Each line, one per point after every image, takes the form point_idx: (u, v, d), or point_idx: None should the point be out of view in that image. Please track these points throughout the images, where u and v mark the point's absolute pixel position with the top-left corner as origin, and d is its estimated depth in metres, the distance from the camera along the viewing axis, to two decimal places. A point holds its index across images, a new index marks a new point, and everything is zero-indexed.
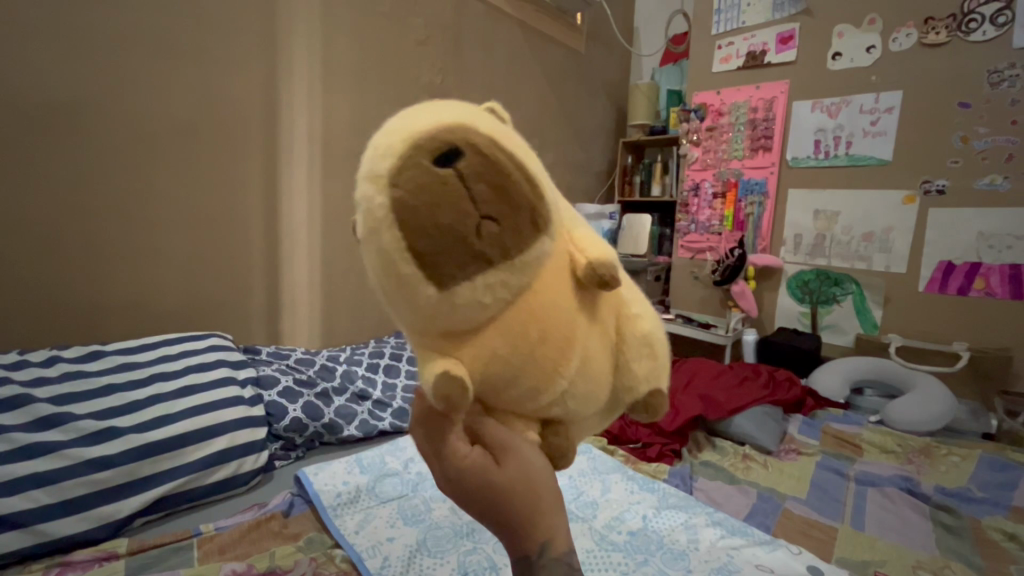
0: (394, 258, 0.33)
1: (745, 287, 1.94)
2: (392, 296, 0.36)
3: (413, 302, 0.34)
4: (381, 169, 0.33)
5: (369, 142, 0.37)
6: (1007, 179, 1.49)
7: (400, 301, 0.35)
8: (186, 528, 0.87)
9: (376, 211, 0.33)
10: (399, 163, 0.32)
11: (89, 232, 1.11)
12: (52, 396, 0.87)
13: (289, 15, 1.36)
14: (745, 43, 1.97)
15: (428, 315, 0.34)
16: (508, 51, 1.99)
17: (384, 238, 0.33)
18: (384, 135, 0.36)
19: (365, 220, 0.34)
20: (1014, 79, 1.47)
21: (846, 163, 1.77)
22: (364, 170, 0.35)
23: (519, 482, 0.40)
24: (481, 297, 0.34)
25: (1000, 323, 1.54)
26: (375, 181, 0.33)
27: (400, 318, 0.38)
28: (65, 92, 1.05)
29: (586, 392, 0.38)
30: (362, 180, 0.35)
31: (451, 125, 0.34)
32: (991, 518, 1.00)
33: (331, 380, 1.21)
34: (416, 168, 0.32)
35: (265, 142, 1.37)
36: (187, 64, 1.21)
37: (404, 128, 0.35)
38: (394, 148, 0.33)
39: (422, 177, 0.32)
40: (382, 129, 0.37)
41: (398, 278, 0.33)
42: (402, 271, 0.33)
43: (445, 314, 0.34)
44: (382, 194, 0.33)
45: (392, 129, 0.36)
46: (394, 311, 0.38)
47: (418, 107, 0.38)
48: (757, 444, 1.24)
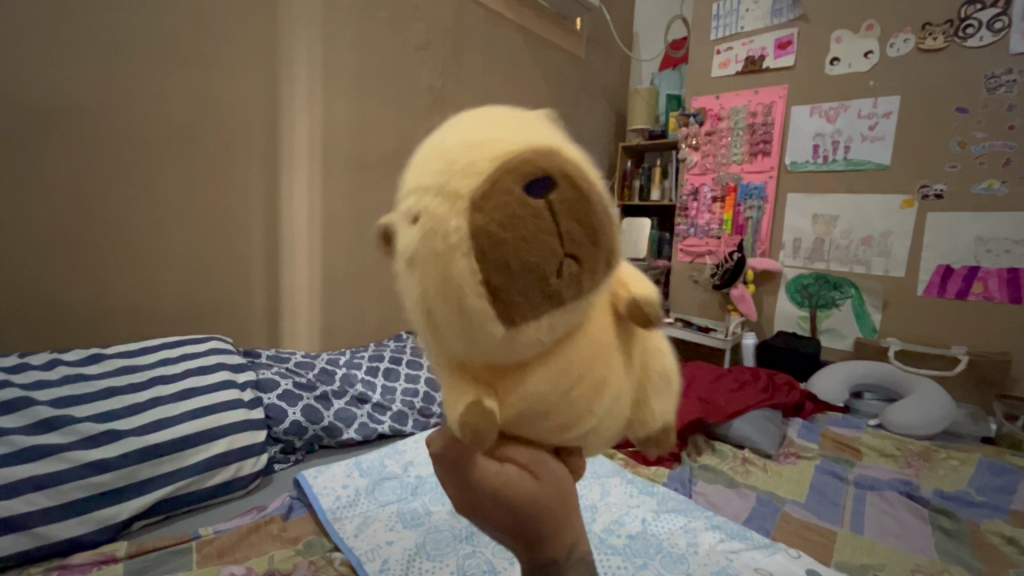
0: (463, 284, 0.32)
1: (745, 291, 1.93)
2: (436, 318, 0.35)
3: (465, 332, 0.34)
4: (464, 189, 0.33)
5: (440, 150, 0.36)
6: (1005, 184, 1.50)
7: (448, 328, 0.35)
8: (184, 531, 0.87)
9: (450, 234, 0.33)
10: (489, 185, 0.32)
11: (89, 234, 1.11)
12: (52, 399, 0.87)
13: (290, 19, 1.37)
14: (744, 48, 1.98)
15: (476, 343, 0.34)
16: (507, 56, 2.00)
17: (455, 263, 0.32)
18: (462, 149, 0.35)
19: (429, 241, 0.34)
20: (1010, 84, 1.48)
21: (845, 168, 1.77)
22: (437, 184, 0.35)
23: (555, 495, 0.40)
24: (541, 335, 0.34)
25: (999, 327, 1.54)
26: (453, 200, 0.33)
27: (438, 340, 0.37)
28: (65, 94, 1.05)
29: (614, 429, 0.40)
30: (435, 195, 0.34)
31: (543, 151, 0.34)
32: (990, 521, 1.00)
33: (330, 383, 1.21)
34: (508, 194, 0.32)
35: (266, 146, 1.37)
36: (187, 68, 1.21)
37: (492, 146, 0.35)
38: (481, 169, 0.33)
39: (513, 208, 0.32)
40: (455, 142, 0.36)
41: (460, 305, 0.33)
42: (468, 299, 0.32)
43: (498, 348, 0.34)
44: (462, 215, 0.33)
45: (470, 140, 0.36)
46: (432, 333, 0.37)
47: (497, 120, 0.37)
48: (756, 448, 1.24)
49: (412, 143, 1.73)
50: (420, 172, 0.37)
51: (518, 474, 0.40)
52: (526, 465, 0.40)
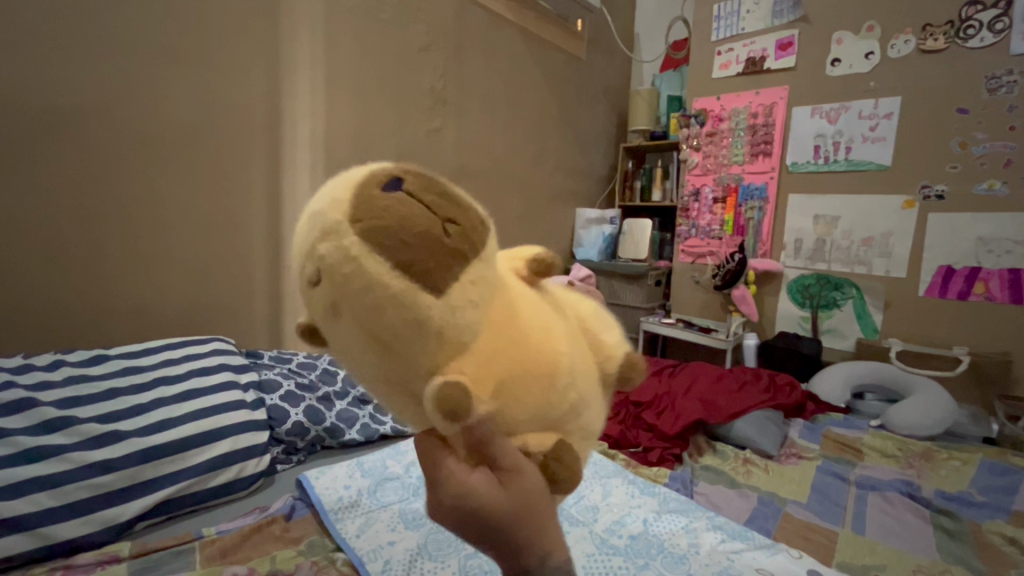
0: (387, 280, 0.32)
1: (746, 292, 1.94)
2: (382, 341, 0.34)
3: (408, 330, 0.33)
4: (340, 216, 0.33)
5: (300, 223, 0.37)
6: (1007, 185, 1.50)
7: (386, 345, 0.34)
8: (187, 532, 0.87)
9: (348, 250, 0.32)
10: (358, 201, 0.33)
11: (92, 236, 1.12)
12: (56, 400, 0.88)
13: (292, 21, 1.38)
14: (744, 49, 1.98)
15: (418, 338, 0.33)
16: (509, 58, 2.01)
17: (369, 267, 0.32)
18: (318, 203, 0.36)
19: (335, 278, 0.33)
20: (1011, 85, 1.48)
21: (846, 169, 1.78)
22: (315, 231, 0.34)
23: (524, 507, 0.38)
24: (469, 295, 0.34)
25: (1001, 328, 1.53)
26: (332, 232, 0.33)
27: (382, 371, 0.35)
28: (67, 97, 1.06)
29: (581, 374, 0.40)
30: (321, 239, 0.34)
31: (377, 169, 0.37)
32: (992, 522, 0.99)
33: (332, 384, 1.22)
34: (370, 199, 0.33)
35: (268, 148, 1.38)
36: (189, 70, 1.22)
37: (339, 188, 0.36)
38: (342, 199, 0.34)
39: (382, 205, 0.33)
40: (312, 204, 0.37)
41: (393, 303, 0.32)
42: (395, 288, 0.32)
43: (438, 329, 0.33)
44: (349, 232, 0.33)
45: (316, 203, 0.37)
46: (372, 366, 0.35)
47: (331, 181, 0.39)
48: (758, 448, 1.24)
49: (415, 144, 1.73)
50: (298, 247, 0.37)
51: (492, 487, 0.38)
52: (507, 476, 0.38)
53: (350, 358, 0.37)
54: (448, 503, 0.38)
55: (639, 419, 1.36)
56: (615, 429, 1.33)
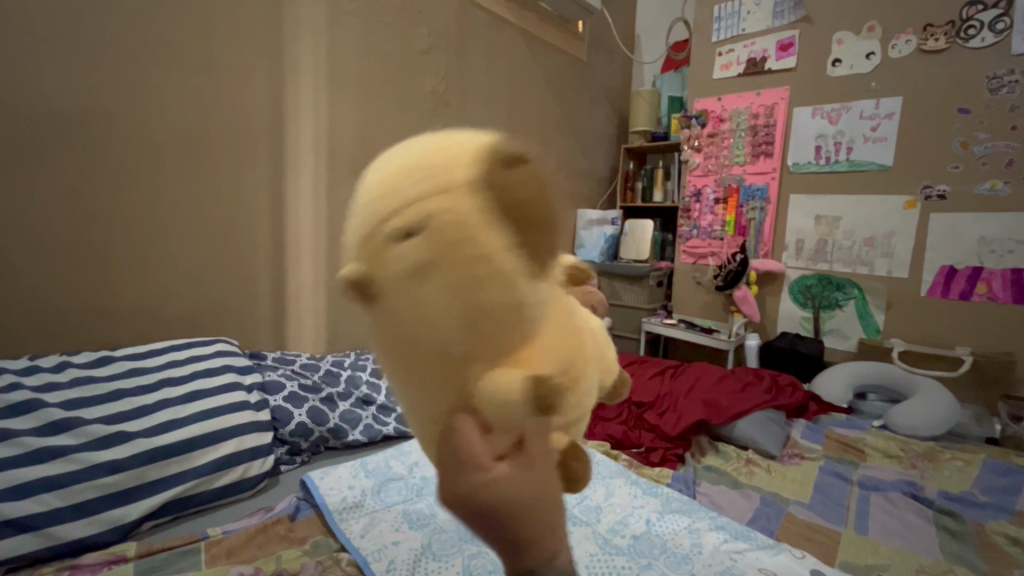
0: (500, 254, 0.31)
1: (748, 292, 1.95)
2: (468, 314, 0.31)
3: (505, 310, 0.31)
4: (464, 175, 0.31)
5: (402, 167, 0.34)
6: (1008, 184, 1.50)
7: (474, 317, 0.31)
8: (194, 532, 0.88)
9: (471, 214, 0.31)
10: (487, 163, 0.31)
11: (97, 239, 1.12)
12: (63, 401, 0.88)
13: (295, 24, 1.39)
14: (745, 50, 1.98)
15: (510, 320, 0.31)
16: (510, 60, 2.02)
17: (486, 238, 0.31)
18: (436, 151, 0.33)
19: (439, 235, 0.31)
20: (1013, 85, 1.48)
21: (847, 169, 1.78)
22: (429, 184, 0.32)
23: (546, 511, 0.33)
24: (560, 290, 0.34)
25: (1004, 327, 1.53)
26: (451, 190, 0.31)
27: (450, 342, 0.31)
28: (72, 102, 1.07)
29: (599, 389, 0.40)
30: (435, 194, 0.32)
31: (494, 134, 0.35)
32: (994, 522, 1.00)
33: (335, 385, 1.23)
34: (499, 161, 0.31)
35: (271, 151, 1.39)
36: (192, 73, 1.22)
37: (463, 143, 0.34)
38: (471, 154, 0.32)
39: (516, 175, 0.31)
40: (419, 151, 0.34)
41: (499, 277, 0.31)
42: (510, 263, 0.31)
43: (532, 314, 0.32)
44: (471, 196, 0.31)
45: (417, 152, 0.34)
46: (440, 337, 0.31)
47: (420, 138, 0.36)
48: (760, 448, 1.24)
49: None
50: (389, 191, 0.33)
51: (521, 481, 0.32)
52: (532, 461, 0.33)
53: (404, 326, 0.32)
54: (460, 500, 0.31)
55: (641, 420, 1.36)
56: (617, 429, 1.33)
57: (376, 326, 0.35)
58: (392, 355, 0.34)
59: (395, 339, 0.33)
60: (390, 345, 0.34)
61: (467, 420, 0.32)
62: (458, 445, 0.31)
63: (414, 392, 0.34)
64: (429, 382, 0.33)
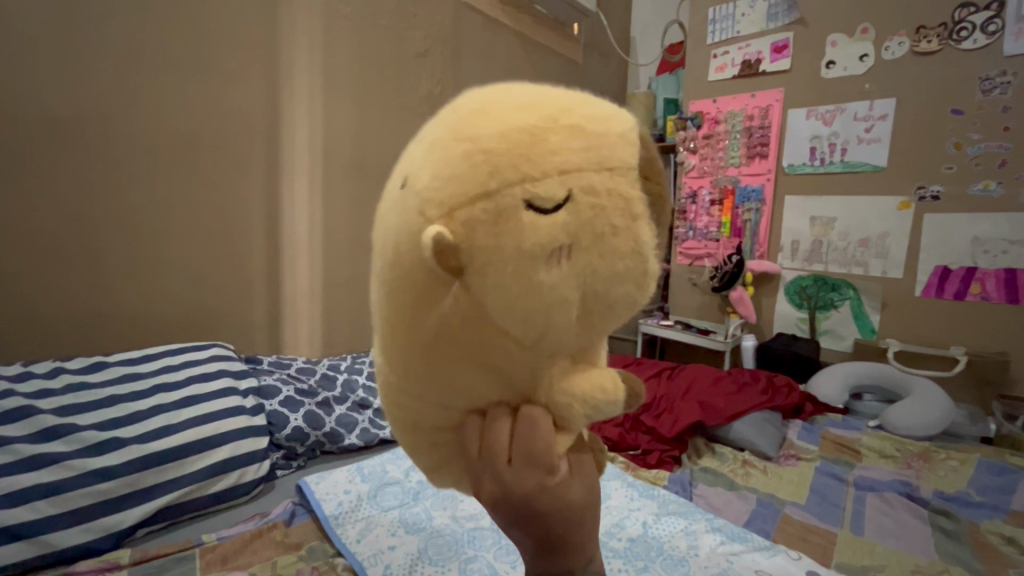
0: (641, 250, 0.36)
1: (744, 294, 1.97)
2: (584, 308, 0.36)
3: (616, 308, 0.37)
4: (632, 160, 0.36)
5: (544, 116, 0.35)
6: (1001, 185, 1.51)
7: (587, 315, 0.36)
8: (188, 538, 0.87)
9: (636, 205, 0.36)
10: (644, 159, 0.37)
11: (92, 243, 1.12)
12: (56, 408, 0.88)
13: (289, 28, 1.39)
14: (740, 52, 1.99)
15: (614, 316, 0.38)
16: (505, 62, 2.02)
17: (640, 232, 0.36)
18: (590, 121, 0.36)
19: (593, 213, 0.34)
20: (1004, 86, 1.49)
21: (842, 170, 1.79)
22: (591, 159, 0.35)
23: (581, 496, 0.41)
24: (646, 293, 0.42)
25: (998, 327, 1.54)
26: (624, 170, 0.36)
27: (562, 335, 0.36)
28: (65, 106, 1.06)
29: None
30: (597, 170, 0.35)
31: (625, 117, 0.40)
32: (989, 521, 1.00)
33: (331, 389, 1.23)
34: (648, 159, 0.38)
35: (267, 155, 1.38)
36: (186, 76, 1.22)
37: (614, 122, 0.37)
38: (632, 144, 0.37)
39: (657, 174, 0.38)
40: (564, 110, 0.36)
41: (632, 279, 0.37)
42: (646, 264, 0.37)
43: (630, 311, 0.39)
44: (636, 184, 0.36)
45: (559, 109, 0.36)
46: (558, 326, 0.35)
47: (538, 89, 0.37)
48: (757, 450, 1.24)
49: None
50: (527, 150, 0.34)
51: (578, 484, 0.40)
52: (573, 470, 0.41)
53: (518, 304, 0.34)
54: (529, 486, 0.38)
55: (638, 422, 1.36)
56: (614, 432, 1.33)
57: (459, 304, 0.35)
58: (470, 333, 0.35)
59: (486, 319, 0.35)
60: (481, 326, 0.35)
61: (542, 411, 0.38)
62: (539, 439, 0.37)
63: (476, 379, 0.37)
64: (510, 374, 0.37)
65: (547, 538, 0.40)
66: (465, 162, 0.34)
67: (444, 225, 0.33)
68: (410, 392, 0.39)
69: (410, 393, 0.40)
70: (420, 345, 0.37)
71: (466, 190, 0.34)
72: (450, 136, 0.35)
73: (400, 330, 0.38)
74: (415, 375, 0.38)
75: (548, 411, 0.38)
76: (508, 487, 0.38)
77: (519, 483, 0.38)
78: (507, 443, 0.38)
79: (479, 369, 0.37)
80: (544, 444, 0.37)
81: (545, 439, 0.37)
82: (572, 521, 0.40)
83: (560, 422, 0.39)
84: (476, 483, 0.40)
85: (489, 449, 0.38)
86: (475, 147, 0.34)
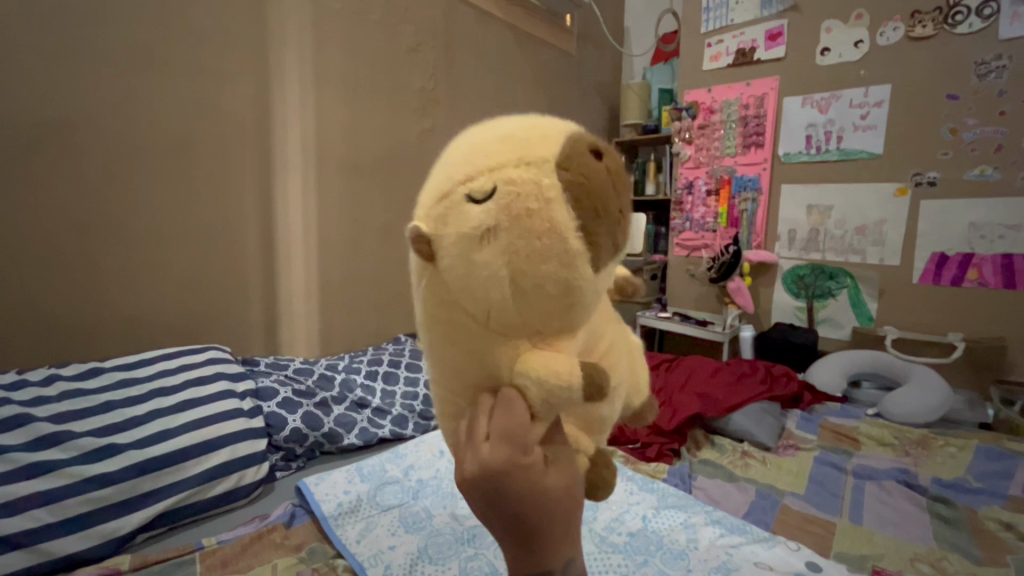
0: (562, 232, 0.39)
1: (742, 283, 1.93)
2: (517, 287, 0.39)
3: (551, 289, 0.39)
4: (548, 154, 0.40)
5: (491, 136, 0.43)
6: (998, 170, 1.50)
7: (530, 295, 0.39)
8: (188, 542, 0.87)
9: (548, 190, 0.38)
10: (567, 153, 0.40)
11: (86, 248, 1.12)
12: (52, 415, 0.88)
13: (277, 25, 1.37)
14: (734, 40, 1.98)
15: (561, 301, 0.40)
16: (498, 56, 2.00)
17: (555, 213, 0.38)
18: (520, 133, 0.42)
19: (512, 200, 0.38)
20: (1000, 70, 1.48)
21: (837, 158, 1.78)
22: (513, 156, 0.40)
23: (559, 493, 0.44)
24: (600, 288, 0.43)
25: (995, 313, 1.53)
26: (539, 165, 0.40)
27: (504, 313, 0.40)
28: (52, 109, 1.05)
29: (621, 394, 0.49)
30: (516, 165, 0.40)
31: (578, 131, 0.44)
32: (987, 508, 1.00)
33: (330, 389, 1.22)
34: (579, 154, 0.40)
35: (259, 155, 1.37)
36: (176, 77, 1.21)
37: (552, 132, 0.42)
38: (554, 143, 0.41)
39: (589, 168, 0.40)
40: (506, 129, 0.43)
41: (555, 256, 0.38)
42: (568, 244, 0.39)
43: (576, 293, 0.40)
44: (553, 173, 0.39)
45: (506, 129, 0.43)
46: (499, 303, 0.39)
47: (509, 119, 0.45)
48: (756, 441, 1.24)
49: (406, 145, 1.72)
50: (471, 159, 0.42)
51: (554, 474, 0.44)
52: (550, 461, 0.45)
53: (464, 283, 0.40)
54: (497, 470, 0.42)
55: None
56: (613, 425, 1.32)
57: (433, 288, 0.43)
58: (441, 314, 0.43)
59: (450, 300, 0.42)
60: (447, 306, 0.42)
61: (517, 397, 0.42)
62: (507, 422, 0.41)
63: (455, 359, 0.44)
64: (478, 354, 0.43)
65: (528, 526, 0.45)
66: (438, 179, 0.43)
67: (420, 224, 0.42)
68: (428, 373, 0.49)
69: (427, 375, 0.49)
70: (422, 326, 0.46)
71: (435, 196, 0.43)
72: (441, 164, 0.46)
73: (419, 322, 0.48)
74: (425, 355, 0.48)
75: (521, 397, 0.42)
76: (485, 464, 0.42)
77: (495, 458, 0.42)
78: (486, 422, 0.43)
79: (454, 349, 0.43)
80: (516, 426, 0.41)
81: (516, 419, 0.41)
82: (545, 515, 0.44)
83: (534, 412, 0.42)
84: (460, 466, 0.44)
85: (472, 428, 0.43)
86: (444, 171, 0.44)
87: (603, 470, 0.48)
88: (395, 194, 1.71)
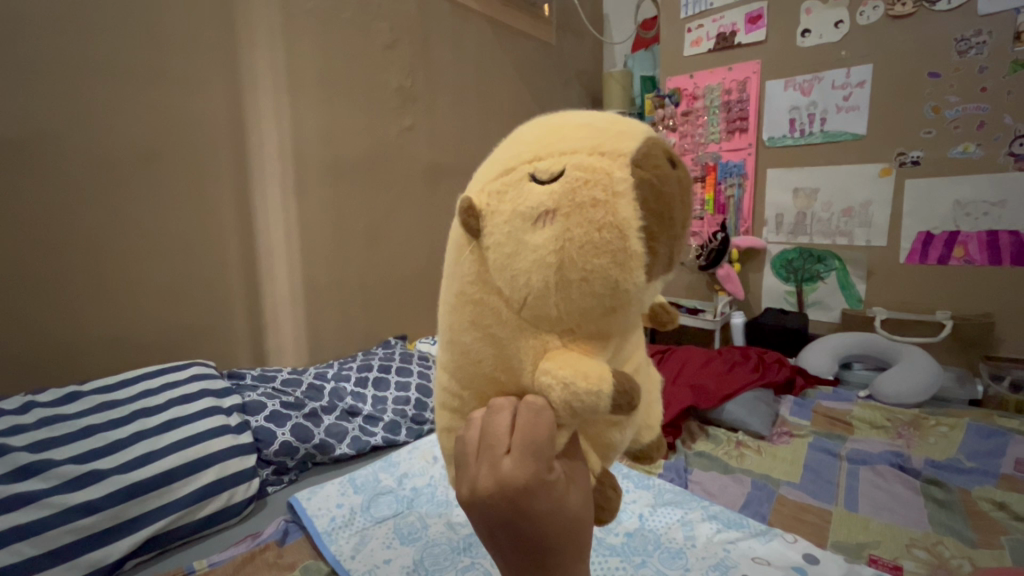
0: (624, 229, 0.39)
1: (731, 270, 1.93)
2: (564, 276, 0.40)
3: (596, 287, 0.40)
4: (627, 150, 0.41)
5: (566, 123, 0.44)
6: (981, 147, 1.50)
7: (578, 289, 0.40)
8: (178, 567, 0.86)
9: (617, 183, 0.39)
10: (643, 151, 0.41)
11: (56, 269, 1.08)
12: (30, 444, 0.85)
13: (248, 26, 1.33)
14: (715, 24, 1.95)
15: (599, 303, 0.41)
16: (477, 49, 1.96)
17: (619, 207, 0.39)
18: (601, 125, 0.43)
19: (578, 186, 0.39)
20: (980, 46, 1.47)
21: (822, 140, 1.77)
22: (589, 146, 0.41)
23: (576, 514, 0.43)
24: (645, 297, 0.43)
25: (982, 290, 1.54)
26: (613, 157, 0.41)
27: (545, 304, 0.41)
28: (13, 125, 1.01)
29: (638, 418, 0.49)
30: (589, 154, 0.41)
31: (653, 134, 0.45)
32: (980, 487, 1.01)
33: (319, 399, 1.20)
34: (656, 157, 0.41)
35: (234, 162, 1.34)
36: (142, 85, 1.16)
37: (631, 132, 0.43)
38: (632, 140, 0.42)
39: (663, 172, 0.41)
40: (584, 121, 0.44)
41: (612, 254, 0.39)
42: (627, 243, 0.39)
43: (622, 297, 0.41)
44: (625, 169, 0.40)
45: (580, 119, 0.45)
46: (544, 293, 0.40)
47: (580, 112, 0.47)
48: (749, 429, 1.25)
49: (385, 144, 1.68)
50: (541, 142, 0.43)
51: (574, 491, 0.43)
52: (570, 479, 0.44)
53: (506, 264, 0.41)
54: (513, 489, 0.40)
55: None
56: None
57: (477, 265, 0.44)
58: (475, 293, 0.44)
59: (490, 285, 0.43)
60: (492, 288, 0.43)
61: (546, 407, 0.42)
62: (533, 433, 0.41)
63: (474, 344, 0.44)
64: (507, 345, 0.43)
65: (542, 552, 0.42)
66: (501, 158, 0.45)
67: (474, 197, 0.44)
68: (444, 364, 0.50)
69: (442, 365, 0.50)
70: (448, 310, 0.48)
71: (495, 173, 0.44)
72: (501, 147, 0.48)
73: (445, 304, 0.48)
74: (445, 342, 0.49)
75: (548, 406, 0.42)
76: (503, 479, 0.40)
77: (516, 475, 0.40)
78: (507, 435, 0.42)
79: (478, 336, 0.44)
80: (543, 436, 0.41)
81: (544, 428, 0.41)
82: (563, 539, 0.42)
83: (560, 421, 0.42)
84: (469, 481, 0.42)
85: (491, 439, 0.42)
86: (512, 149, 0.45)
87: (609, 491, 0.48)
88: (378, 196, 1.68)
